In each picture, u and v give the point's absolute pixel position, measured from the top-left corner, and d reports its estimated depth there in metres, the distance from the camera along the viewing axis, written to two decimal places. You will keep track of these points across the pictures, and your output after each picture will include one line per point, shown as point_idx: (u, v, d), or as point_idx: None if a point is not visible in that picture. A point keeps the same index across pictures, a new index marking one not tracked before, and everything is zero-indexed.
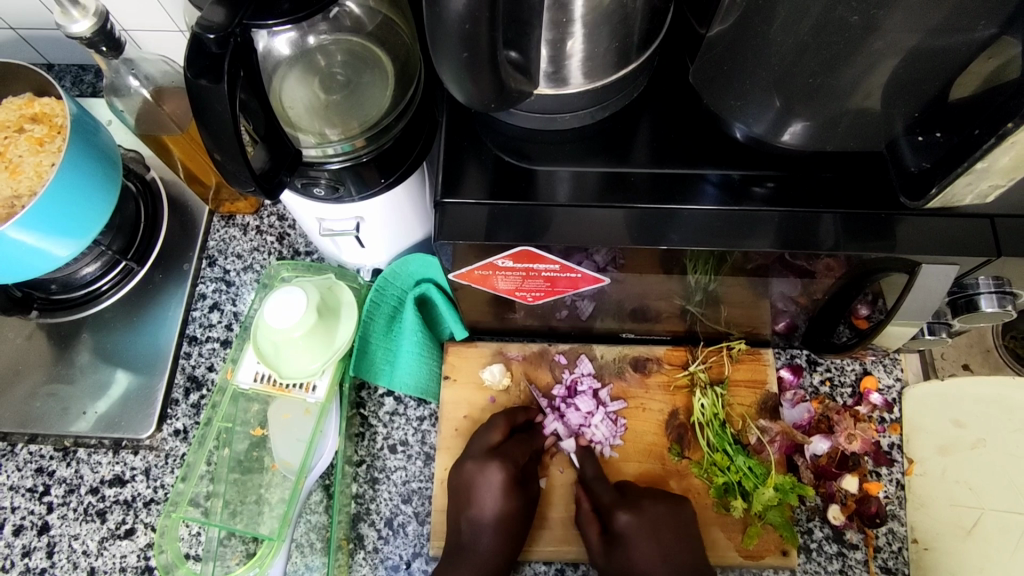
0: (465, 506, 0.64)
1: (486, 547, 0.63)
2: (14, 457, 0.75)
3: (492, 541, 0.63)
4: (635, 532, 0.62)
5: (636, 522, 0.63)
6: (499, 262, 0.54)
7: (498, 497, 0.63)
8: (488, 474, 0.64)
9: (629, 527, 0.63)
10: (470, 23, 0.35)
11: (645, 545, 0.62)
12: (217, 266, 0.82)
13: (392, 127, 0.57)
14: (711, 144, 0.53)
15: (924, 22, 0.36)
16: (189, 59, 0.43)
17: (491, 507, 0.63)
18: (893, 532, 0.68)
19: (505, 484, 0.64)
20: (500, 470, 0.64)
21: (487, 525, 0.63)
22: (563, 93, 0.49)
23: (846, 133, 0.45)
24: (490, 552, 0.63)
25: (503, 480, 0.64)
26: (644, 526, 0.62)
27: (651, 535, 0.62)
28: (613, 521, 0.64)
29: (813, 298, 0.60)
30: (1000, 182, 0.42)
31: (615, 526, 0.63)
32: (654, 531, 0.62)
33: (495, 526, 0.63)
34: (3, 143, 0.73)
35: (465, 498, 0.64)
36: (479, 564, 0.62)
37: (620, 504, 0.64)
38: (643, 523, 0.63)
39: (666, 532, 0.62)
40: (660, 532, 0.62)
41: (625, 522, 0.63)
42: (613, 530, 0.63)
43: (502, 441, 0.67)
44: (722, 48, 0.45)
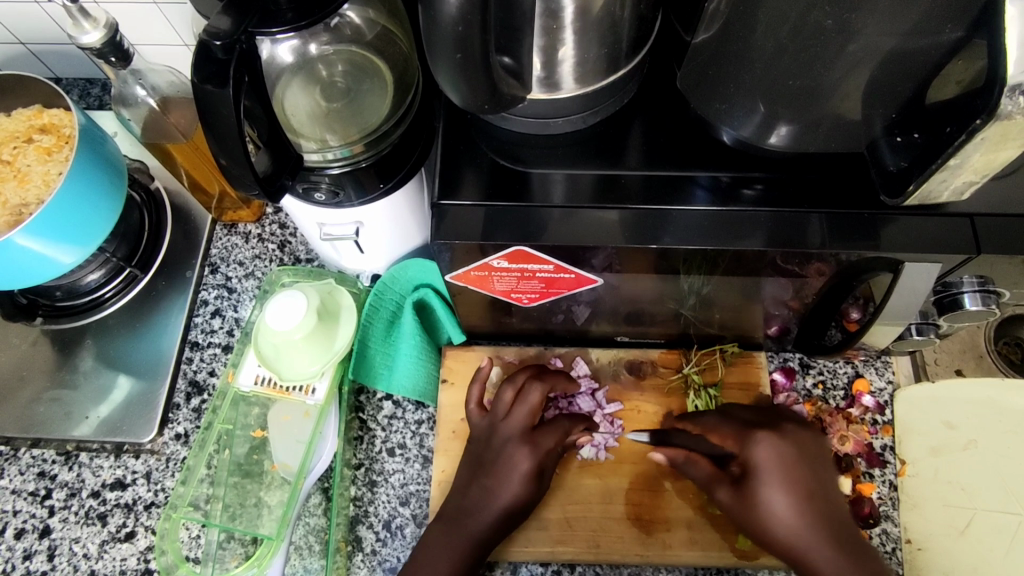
0: (479, 486, 0.64)
1: (514, 467, 0.63)
2: (17, 462, 0.76)
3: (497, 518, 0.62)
4: (774, 463, 0.57)
5: (778, 452, 0.58)
6: (495, 262, 0.56)
7: (528, 413, 0.65)
8: (512, 466, 0.63)
9: (765, 460, 0.57)
10: (463, 25, 0.37)
11: (782, 476, 0.57)
12: (219, 273, 0.83)
13: (390, 134, 0.59)
14: (701, 147, 0.55)
15: (898, 25, 0.38)
16: (196, 66, 0.45)
17: (512, 489, 0.63)
18: (887, 532, 0.69)
19: (531, 474, 0.63)
20: (531, 460, 0.64)
21: (497, 508, 0.63)
22: (556, 98, 0.51)
23: (827, 135, 0.47)
24: (522, 474, 0.63)
25: (530, 467, 0.63)
26: (773, 467, 0.57)
27: (785, 490, 0.56)
28: (741, 455, 0.59)
29: (805, 301, 0.62)
30: (974, 179, 0.44)
31: (750, 457, 0.58)
32: (792, 464, 0.57)
33: (510, 507, 0.63)
34: (12, 153, 0.75)
35: (496, 477, 0.63)
36: (501, 484, 0.63)
37: (760, 429, 0.60)
38: (784, 455, 0.57)
39: (806, 464, 0.57)
40: (809, 507, 0.55)
41: (763, 461, 0.57)
42: (745, 462, 0.59)
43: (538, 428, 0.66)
44: (707, 55, 0.47)
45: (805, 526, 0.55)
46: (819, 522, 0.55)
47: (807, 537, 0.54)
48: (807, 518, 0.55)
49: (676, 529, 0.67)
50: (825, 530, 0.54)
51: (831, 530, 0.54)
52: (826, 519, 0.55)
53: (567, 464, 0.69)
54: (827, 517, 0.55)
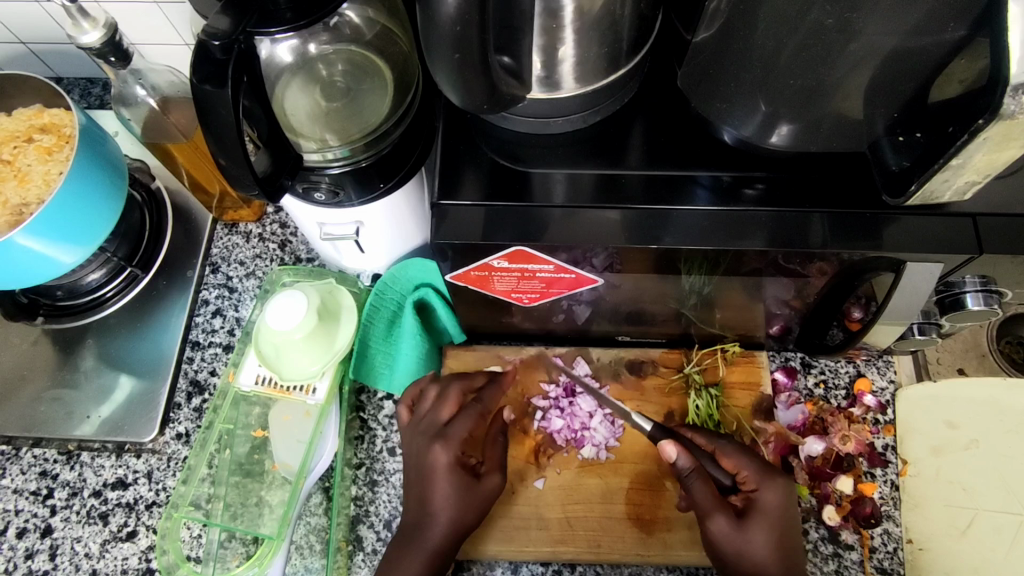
0: (417, 488, 0.63)
1: (437, 464, 0.62)
2: (19, 461, 0.76)
3: (447, 516, 0.61)
4: (774, 514, 0.60)
5: (782, 509, 0.60)
6: (495, 262, 0.55)
7: (460, 414, 0.65)
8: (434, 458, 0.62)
9: (771, 507, 0.60)
10: (462, 26, 0.36)
11: (776, 530, 0.59)
12: (220, 273, 0.83)
13: (390, 133, 0.59)
14: (702, 147, 0.55)
15: (900, 25, 0.38)
16: (195, 66, 0.45)
17: (441, 487, 0.62)
18: (888, 533, 0.69)
19: (454, 466, 0.62)
20: (448, 451, 0.62)
21: (436, 514, 0.61)
22: (556, 98, 0.51)
23: (829, 135, 0.47)
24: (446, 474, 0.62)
25: (450, 459, 0.62)
26: (777, 514, 0.60)
27: (775, 544, 0.59)
28: (750, 488, 0.61)
29: (806, 302, 0.61)
30: (976, 179, 0.44)
31: (760, 499, 0.60)
32: (784, 525, 0.60)
33: (452, 505, 0.61)
34: (13, 152, 0.75)
35: (422, 479, 0.63)
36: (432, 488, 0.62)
37: (771, 476, 0.61)
38: (784, 514, 0.60)
39: (790, 527, 0.60)
40: (783, 569, 0.59)
41: (770, 501, 0.60)
42: (750, 500, 0.60)
43: (454, 417, 0.64)
44: (708, 54, 0.47)
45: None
46: None
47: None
48: (786, 571, 0.58)
49: (676, 528, 0.67)
50: None
51: None
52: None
53: (568, 465, 0.69)
54: None
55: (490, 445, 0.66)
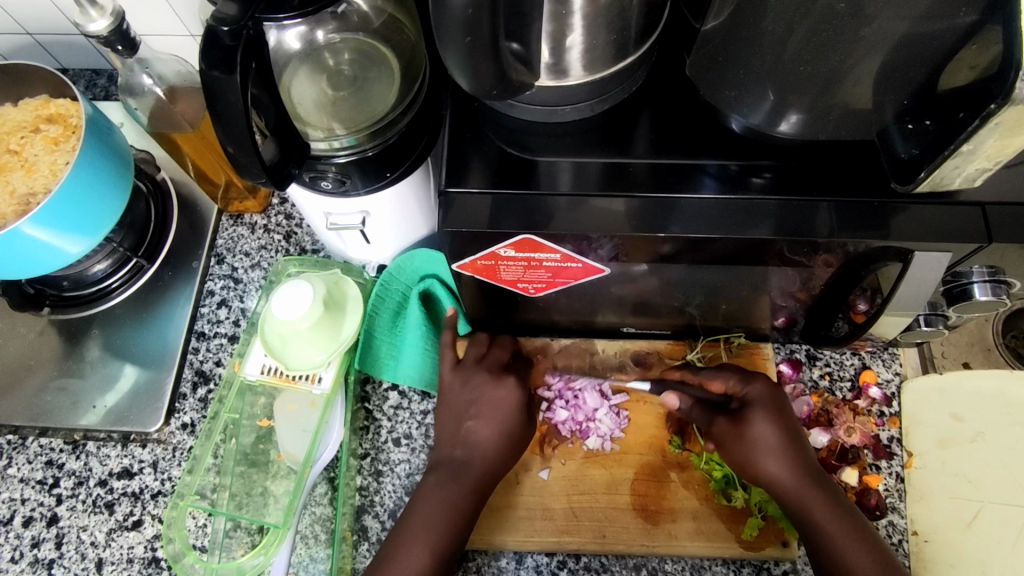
0: (464, 427, 0.65)
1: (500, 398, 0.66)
2: (25, 450, 0.76)
3: (487, 456, 0.64)
4: (765, 403, 0.62)
5: (769, 395, 0.62)
6: (502, 251, 0.55)
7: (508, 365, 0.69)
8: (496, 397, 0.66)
9: (762, 395, 0.62)
10: (473, 8, 0.36)
11: (775, 418, 0.61)
12: (225, 264, 0.83)
13: (397, 122, 0.59)
14: (709, 136, 0.55)
15: (912, 10, 0.37)
16: (204, 52, 0.45)
17: (492, 428, 0.64)
18: (893, 524, 0.69)
19: (516, 406, 0.66)
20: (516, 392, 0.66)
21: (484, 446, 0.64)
22: (564, 85, 0.51)
23: (838, 122, 0.47)
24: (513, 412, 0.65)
25: (515, 403, 0.66)
26: (766, 403, 0.62)
27: (778, 427, 0.61)
28: (739, 391, 0.64)
29: (811, 292, 0.61)
30: (987, 166, 0.43)
31: (749, 396, 0.63)
32: (778, 408, 0.62)
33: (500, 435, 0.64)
34: (19, 142, 0.75)
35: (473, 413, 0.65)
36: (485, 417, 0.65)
37: (753, 376, 0.64)
38: (776, 401, 0.62)
39: (788, 415, 0.62)
40: (793, 456, 0.60)
41: (757, 393, 0.63)
42: (742, 399, 0.63)
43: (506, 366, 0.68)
44: (717, 41, 0.47)
45: (793, 470, 0.59)
46: (804, 470, 0.60)
47: (801, 484, 0.59)
48: (794, 457, 0.60)
49: (681, 520, 0.67)
50: (808, 477, 0.59)
51: (816, 478, 0.59)
52: (810, 467, 0.60)
53: (573, 456, 0.69)
54: (811, 467, 0.60)
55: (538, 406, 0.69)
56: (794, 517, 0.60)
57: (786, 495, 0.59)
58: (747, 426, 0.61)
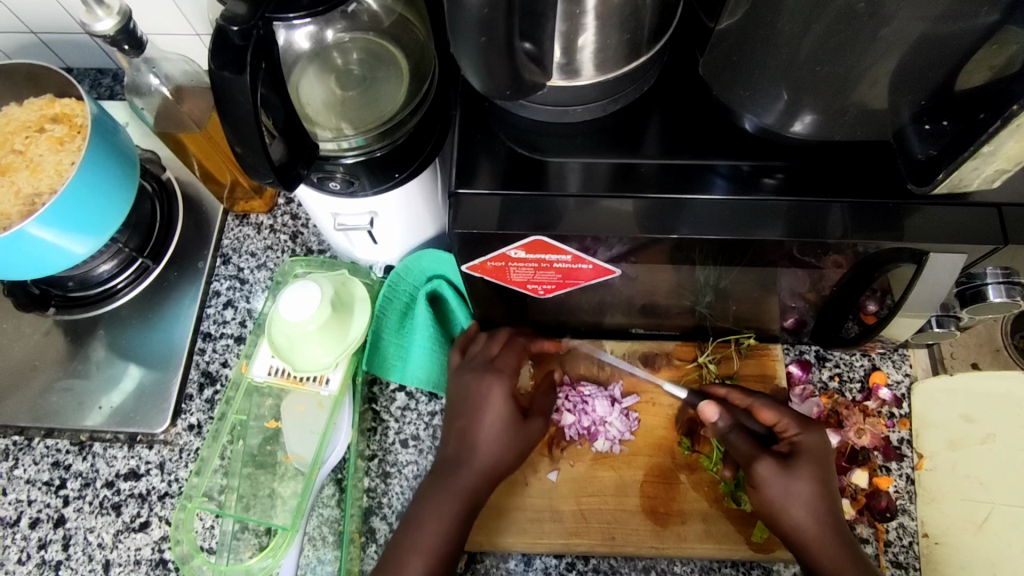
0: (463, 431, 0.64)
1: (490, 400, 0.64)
2: (31, 451, 0.76)
3: (489, 462, 0.63)
4: (814, 453, 0.60)
5: (821, 446, 0.61)
6: (512, 252, 0.55)
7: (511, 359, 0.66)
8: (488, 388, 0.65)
9: (812, 446, 0.60)
10: (488, 8, 0.36)
11: (820, 471, 0.59)
12: (231, 264, 0.83)
13: (406, 123, 0.58)
14: (722, 136, 0.54)
15: (932, 9, 0.37)
16: (213, 52, 0.44)
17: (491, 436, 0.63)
18: (904, 526, 0.68)
19: (505, 398, 0.64)
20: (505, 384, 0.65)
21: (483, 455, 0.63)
22: (575, 86, 0.50)
23: (853, 123, 0.47)
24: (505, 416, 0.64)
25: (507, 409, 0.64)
26: (812, 452, 0.60)
27: (819, 480, 0.59)
28: (792, 434, 0.62)
29: (822, 294, 0.61)
30: (1005, 167, 0.43)
31: (801, 441, 0.61)
32: (823, 462, 0.60)
33: (497, 445, 0.63)
34: (24, 143, 0.75)
35: (474, 406, 0.65)
36: (488, 423, 0.64)
37: (806, 422, 0.62)
38: (823, 453, 0.61)
39: (830, 469, 0.60)
40: (824, 510, 0.58)
41: (807, 440, 0.61)
42: (793, 444, 0.61)
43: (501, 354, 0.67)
44: (732, 40, 0.46)
45: (823, 522, 0.58)
46: (832, 524, 0.58)
47: (825, 536, 0.58)
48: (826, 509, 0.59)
49: (691, 521, 0.67)
50: (833, 532, 0.58)
51: (840, 536, 0.58)
52: (838, 521, 0.59)
53: (581, 457, 0.69)
54: (838, 524, 0.59)
55: (539, 398, 0.69)
56: (806, 565, 0.59)
57: (807, 545, 0.58)
58: (793, 472, 0.59)
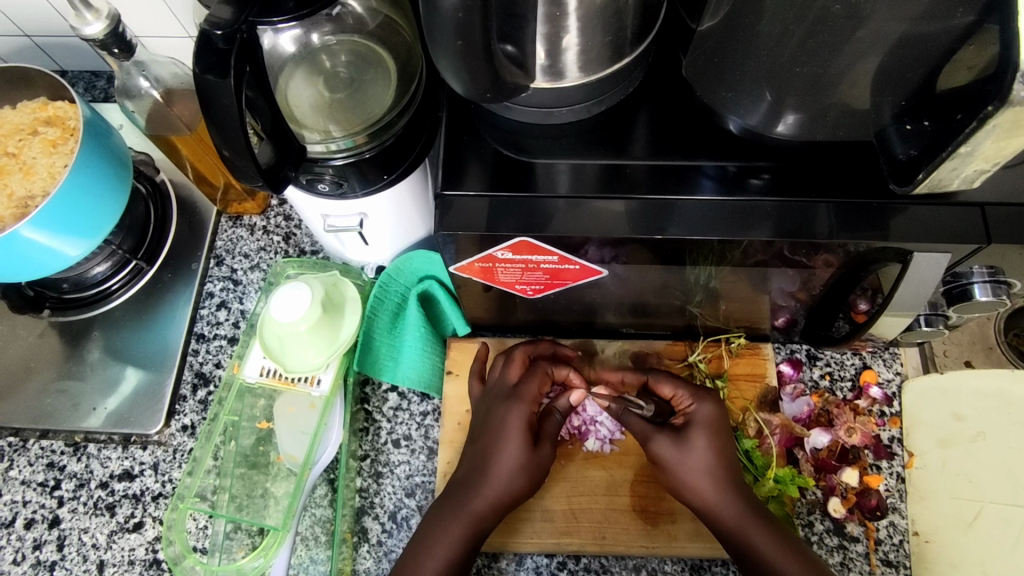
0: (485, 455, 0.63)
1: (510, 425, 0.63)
2: (26, 452, 0.76)
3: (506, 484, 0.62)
4: (705, 424, 0.62)
5: (713, 417, 0.62)
6: (499, 253, 0.55)
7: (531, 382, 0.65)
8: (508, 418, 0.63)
9: (704, 417, 0.62)
10: (464, 12, 0.36)
11: (717, 438, 0.61)
12: (225, 265, 0.83)
13: (394, 124, 0.58)
14: (707, 137, 0.54)
15: (909, 11, 0.37)
16: (198, 56, 0.45)
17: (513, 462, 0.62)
18: (894, 525, 0.68)
19: (523, 425, 0.63)
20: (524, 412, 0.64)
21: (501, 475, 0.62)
22: (560, 87, 0.50)
23: (835, 123, 0.47)
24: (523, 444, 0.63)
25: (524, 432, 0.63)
26: (709, 423, 0.62)
27: (716, 449, 0.61)
28: (687, 406, 0.64)
29: (811, 293, 0.61)
30: (985, 167, 0.43)
31: (693, 414, 0.63)
32: (723, 429, 0.62)
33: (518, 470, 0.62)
34: (18, 145, 0.75)
35: (492, 435, 0.64)
36: (506, 448, 0.63)
37: (693, 394, 0.64)
38: (717, 424, 0.62)
39: (727, 436, 0.62)
40: (724, 478, 0.60)
41: (705, 413, 0.62)
42: (684, 417, 0.63)
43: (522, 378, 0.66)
44: (714, 42, 0.46)
45: (726, 492, 0.60)
46: (735, 491, 0.60)
47: (734, 507, 0.59)
48: (728, 481, 0.60)
49: (681, 521, 0.67)
50: (741, 500, 0.59)
51: (745, 499, 0.60)
52: (740, 486, 0.60)
53: (572, 457, 0.69)
54: (742, 488, 0.60)
55: (547, 420, 0.66)
56: (714, 528, 0.60)
57: (706, 509, 0.60)
58: (687, 444, 0.61)
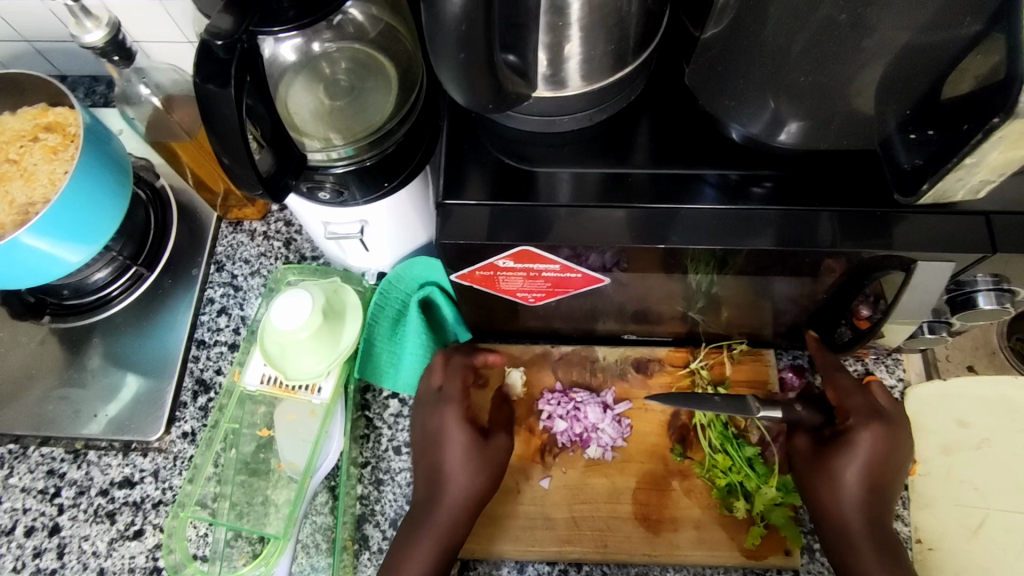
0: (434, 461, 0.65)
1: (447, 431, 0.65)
2: (26, 460, 0.76)
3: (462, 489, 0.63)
4: (873, 444, 0.61)
5: (872, 440, 0.61)
6: (500, 262, 0.55)
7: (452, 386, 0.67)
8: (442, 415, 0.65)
9: (862, 439, 0.61)
10: (467, 24, 0.36)
11: (875, 460, 0.60)
12: (225, 271, 0.83)
13: (395, 132, 0.58)
14: (710, 145, 0.54)
15: (912, 21, 0.37)
16: (199, 66, 0.45)
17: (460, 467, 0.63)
18: (898, 533, 0.67)
19: (462, 426, 0.65)
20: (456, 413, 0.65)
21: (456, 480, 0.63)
22: (562, 96, 0.50)
23: (838, 132, 0.46)
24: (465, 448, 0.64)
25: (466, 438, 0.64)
26: (868, 456, 0.61)
27: (867, 468, 0.60)
28: (849, 421, 0.62)
29: (814, 300, 0.61)
30: (991, 177, 0.43)
31: (853, 433, 0.61)
32: (884, 452, 0.60)
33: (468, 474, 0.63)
34: (18, 152, 0.75)
35: (433, 444, 0.65)
36: (451, 454, 0.64)
37: (869, 413, 0.62)
38: (879, 445, 0.61)
39: (878, 461, 0.60)
40: (868, 500, 0.60)
41: (863, 445, 0.61)
42: (842, 431, 0.62)
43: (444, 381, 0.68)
44: (718, 51, 0.46)
45: (858, 513, 0.60)
46: (866, 514, 0.60)
47: (852, 528, 0.60)
48: (869, 514, 0.60)
49: (683, 529, 0.66)
50: (864, 523, 0.60)
51: (871, 524, 0.60)
52: (874, 509, 0.60)
53: (574, 464, 0.69)
54: (875, 511, 0.60)
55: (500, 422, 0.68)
56: (828, 542, 0.61)
57: (826, 524, 0.61)
58: (836, 462, 0.61)
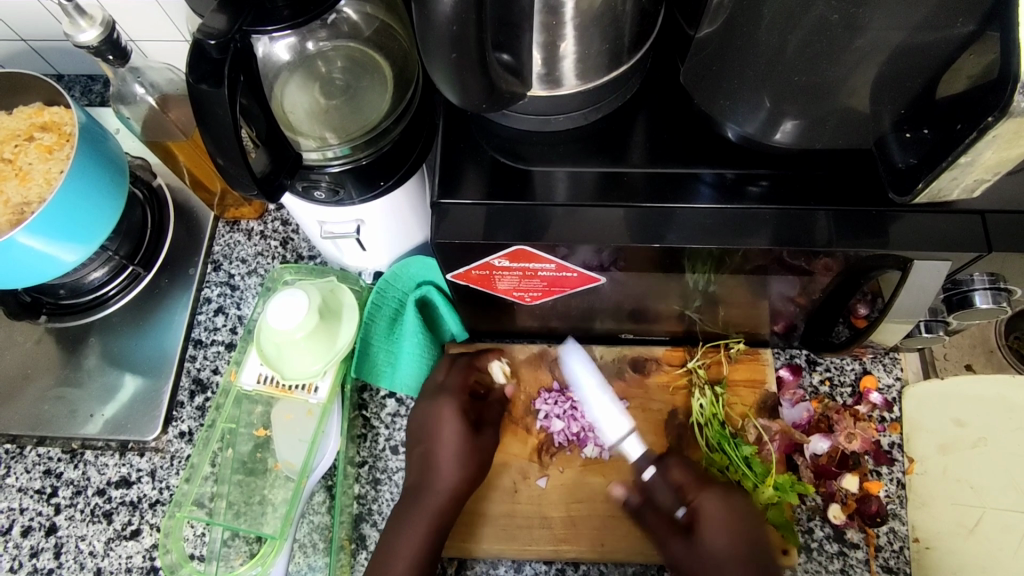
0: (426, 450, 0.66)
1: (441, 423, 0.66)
2: (23, 460, 0.76)
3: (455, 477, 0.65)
4: (714, 521, 0.60)
5: (719, 512, 0.61)
6: (496, 261, 0.55)
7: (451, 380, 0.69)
8: (440, 405, 0.67)
9: (708, 511, 0.61)
10: (459, 25, 0.36)
11: (721, 533, 0.60)
12: (222, 270, 0.83)
13: (390, 131, 0.58)
14: (706, 144, 0.54)
15: (906, 20, 0.37)
16: (192, 66, 0.44)
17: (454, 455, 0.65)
18: (895, 531, 0.68)
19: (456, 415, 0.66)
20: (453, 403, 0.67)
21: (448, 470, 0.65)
22: (556, 95, 0.50)
23: (834, 131, 0.46)
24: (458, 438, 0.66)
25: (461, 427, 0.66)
26: (724, 526, 0.60)
27: (731, 540, 0.59)
28: (692, 496, 0.62)
29: (811, 298, 0.61)
30: (986, 177, 0.43)
31: (697, 507, 0.61)
32: (729, 523, 0.60)
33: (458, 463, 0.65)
34: (13, 151, 0.75)
35: (427, 434, 0.67)
36: (444, 444, 0.66)
37: (699, 486, 0.63)
38: (724, 517, 0.60)
39: (743, 530, 0.60)
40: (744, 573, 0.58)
41: (708, 519, 0.60)
42: (690, 510, 0.62)
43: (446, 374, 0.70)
44: (711, 50, 0.46)
45: None
46: None
47: None
48: None
49: None
50: None
51: None
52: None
53: (571, 463, 0.69)
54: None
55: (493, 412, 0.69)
56: None
57: None
58: (699, 537, 0.60)
